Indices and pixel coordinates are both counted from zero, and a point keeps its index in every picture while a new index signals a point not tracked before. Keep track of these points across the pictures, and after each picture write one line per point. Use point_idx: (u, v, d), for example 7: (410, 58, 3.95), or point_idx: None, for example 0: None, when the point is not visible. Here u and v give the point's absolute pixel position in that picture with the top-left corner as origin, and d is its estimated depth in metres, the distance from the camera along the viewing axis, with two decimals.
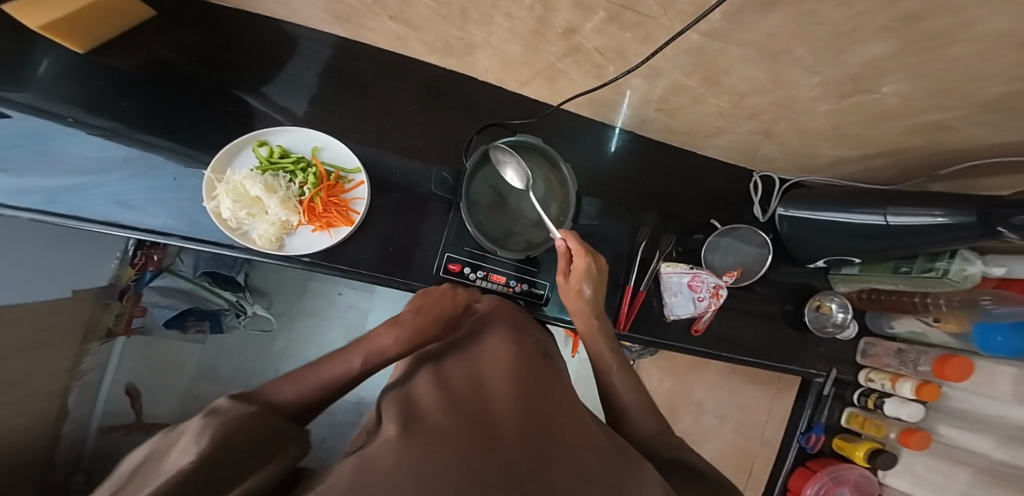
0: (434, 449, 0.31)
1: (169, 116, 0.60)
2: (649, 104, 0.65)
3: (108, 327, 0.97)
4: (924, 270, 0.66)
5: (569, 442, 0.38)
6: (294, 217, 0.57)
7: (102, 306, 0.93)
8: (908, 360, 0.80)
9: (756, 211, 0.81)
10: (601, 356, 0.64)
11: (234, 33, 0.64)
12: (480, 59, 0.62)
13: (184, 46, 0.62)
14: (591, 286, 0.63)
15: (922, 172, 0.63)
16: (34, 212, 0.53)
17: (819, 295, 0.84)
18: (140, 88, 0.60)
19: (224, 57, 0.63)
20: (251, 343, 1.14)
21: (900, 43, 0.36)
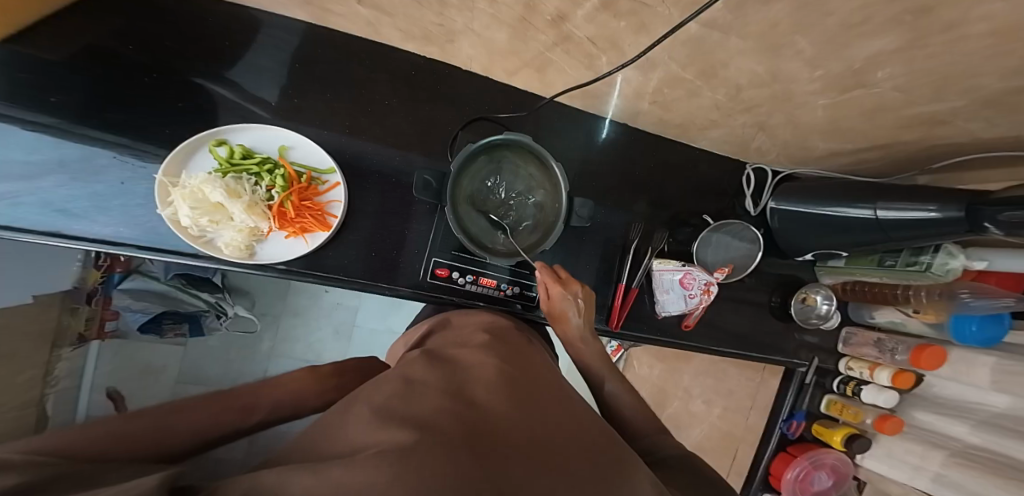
0: (419, 458, 0.29)
1: (110, 114, 0.53)
2: (642, 97, 0.61)
3: (78, 331, 0.89)
4: (908, 263, 0.66)
5: (556, 453, 0.36)
6: (263, 223, 0.53)
7: (69, 310, 0.86)
8: (886, 349, 0.82)
9: (747, 205, 0.80)
10: (596, 377, 0.62)
11: (181, 16, 0.56)
12: (463, 47, 0.57)
13: (124, 31, 0.54)
14: (572, 314, 0.62)
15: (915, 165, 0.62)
16: None
17: (805, 287, 0.85)
18: (71, 80, 0.52)
19: (172, 44, 0.56)
20: (238, 344, 1.05)
21: (908, 38, 0.33)
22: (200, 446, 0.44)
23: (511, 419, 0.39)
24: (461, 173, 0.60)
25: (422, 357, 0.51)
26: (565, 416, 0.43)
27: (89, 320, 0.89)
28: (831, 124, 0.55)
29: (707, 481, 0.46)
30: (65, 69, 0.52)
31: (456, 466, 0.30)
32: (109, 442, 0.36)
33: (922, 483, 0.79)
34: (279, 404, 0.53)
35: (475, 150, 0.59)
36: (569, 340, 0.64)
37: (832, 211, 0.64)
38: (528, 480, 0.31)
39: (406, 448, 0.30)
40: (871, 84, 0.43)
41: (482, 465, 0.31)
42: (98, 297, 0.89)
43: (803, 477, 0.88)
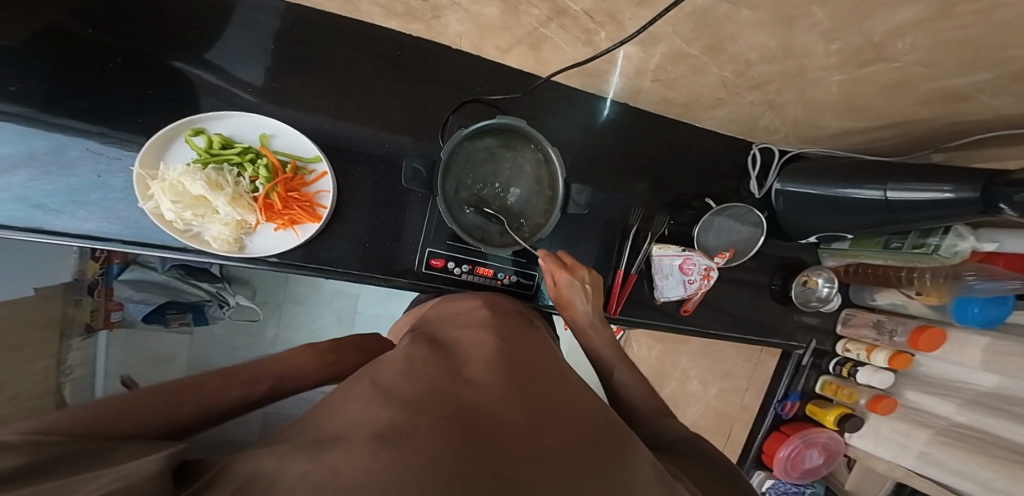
0: (411, 435, 0.29)
1: (75, 101, 0.50)
2: (644, 74, 0.57)
3: (85, 321, 0.89)
4: (914, 246, 0.64)
5: (551, 421, 0.37)
6: (249, 216, 0.51)
7: (72, 301, 0.87)
8: (885, 330, 0.82)
9: (752, 187, 0.77)
10: (605, 366, 0.62)
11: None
12: (450, 24, 0.53)
13: (84, 9, 0.50)
14: (579, 301, 0.61)
15: (929, 144, 0.59)
16: None
17: (806, 270, 0.84)
18: (27, 66, 0.49)
19: (137, 24, 0.52)
20: (243, 332, 1.05)
21: (938, 7, 0.30)
22: (209, 421, 0.41)
23: (507, 394, 0.38)
24: (454, 159, 0.58)
25: (420, 337, 0.50)
26: (562, 395, 0.43)
27: (93, 311, 0.90)
28: (843, 103, 0.52)
29: (708, 458, 0.46)
30: (24, 53, 0.49)
31: (449, 444, 0.29)
32: (118, 416, 0.34)
33: (907, 461, 0.81)
34: (282, 377, 0.49)
35: (467, 134, 0.57)
36: (580, 329, 0.64)
37: (839, 192, 0.61)
38: (523, 455, 0.31)
39: (399, 431, 0.30)
40: (890, 57, 0.39)
41: (476, 442, 0.30)
42: (100, 288, 0.90)
43: (795, 455, 0.93)
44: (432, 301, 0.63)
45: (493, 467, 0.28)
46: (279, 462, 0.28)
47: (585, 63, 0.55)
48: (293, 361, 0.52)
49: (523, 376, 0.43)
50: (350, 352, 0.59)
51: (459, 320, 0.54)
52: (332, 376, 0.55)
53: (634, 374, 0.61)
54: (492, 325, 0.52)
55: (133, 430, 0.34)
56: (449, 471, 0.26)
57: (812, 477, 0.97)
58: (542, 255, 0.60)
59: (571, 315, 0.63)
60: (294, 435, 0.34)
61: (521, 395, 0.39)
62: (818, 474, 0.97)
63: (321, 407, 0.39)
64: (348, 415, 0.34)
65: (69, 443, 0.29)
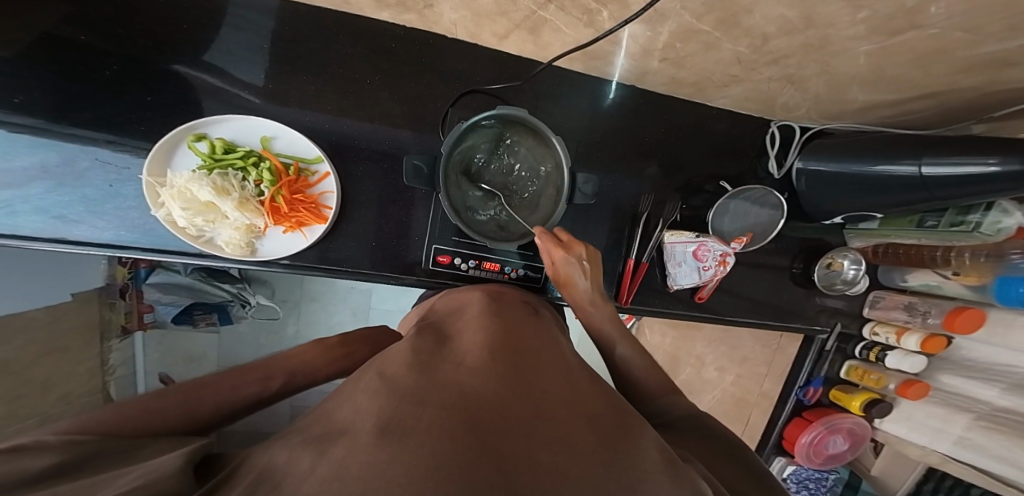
0: (418, 429, 0.29)
1: (71, 111, 0.51)
2: (651, 54, 0.53)
3: (121, 323, 0.95)
4: (952, 224, 0.59)
5: (559, 413, 0.37)
6: (258, 220, 0.52)
7: (108, 305, 0.93)
8: (918, 313, 0.77)
9: (770, 167, 0.73)
10: (606, 342, 0.60)
11: None
12: (444, 12, 0.51)
13: (80, 18, 0.51)
14: (578, 278, 0.59)
15: (970, 115, 0.54)
16: None
17: (832, 252, 0.80)
18: (20, 77, 0.49)
19: (128, 29, 0.52)
20: (267, 330, 1.09)
21: None
22: (228, 417, 0.42)
23: (510, 384, 0.38)
24: (461, 147, 0.57)
25: (423, 329, 0.50)
26: (567, 385, 0.42)
27: (128, 313, 0.95)
28: (872, 75, 0.48)
29: (722, 440, 0.44)
30: (19, 64, 0.49)
31: (453, 436, 0.29)
32: (144, 416, 0.36)
33: (942, 447, 0.78)
34: (294, 373, 0.50)
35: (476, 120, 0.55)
36: (579, 306, 0.62)
37: (867, 168, 0.57)
38: (530, 447, 0.31)
39: (405, 425, 0.30)
40: (926, 23, 0.36)
41: (481, 435, 0.30)
42: (131, 292, 0.94)
43: (818, 441, 0.91)
44: (434, 294, 0.63)
45: (499, 460, 0.28)
46: (292, 458, 0.29)
47: (587, 46, 0.52)
48: (305, 356, 0.53)
49: (531, 368, 0.43)
50: (359, 347, 0.59)
51: (463, 311, 0.54)
52: (342, 370, 0.56)
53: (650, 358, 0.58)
54: (499, 318, 0.51)
55: (160, 428, 0.35)
56: (452, 465, 0.26)
57: (837, 462, 0.95)
58: (537, 234, 0.58)
59: (570, 292, 0.61)
60: (308, 428, 0.35)
61: (528, 387, 0.39)
62: (843, 460, 0.95)
63: (337, 395, 0.40)
64: (353, 410, 0.34)
65: (96, 441, 0.30)
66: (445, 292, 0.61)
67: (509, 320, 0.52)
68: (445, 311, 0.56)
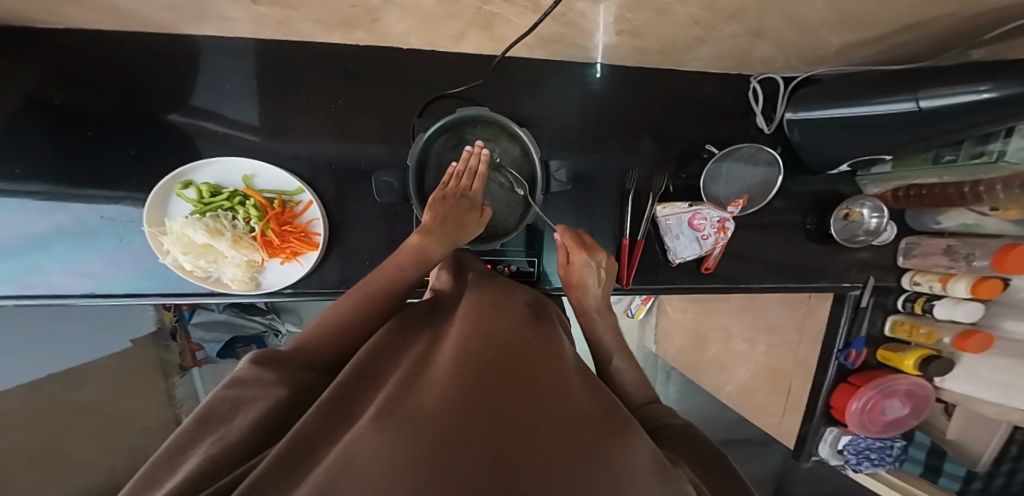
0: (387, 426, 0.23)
1: (76, 171, 0.56)
2: (607, 28, 0.51)
3: (178, 362, 1.03)
4: (971, 157, 0.53)
5: (550, 394, 0.31)
6: (255, 255, 0.55)
7: (162, 347, 1.01)
8: (961, 256, 0.71)
9: (760, 124, 0.69)
10: (604, 354, 0.54)
11: (104, 53, 0.55)
12: (390, 24, 0.50)
13: (69, 83, 0.55)
14: (592, 283, 0.57)
15: (963, 41, 0.49)
16: (19, 298, 0.56)
17: (848, 201, 0.75)
18: (32, 147, 0.55)
19: (108, 90, 0.56)
20: None
21: None
22: None
23: (486, 352, 0.35)
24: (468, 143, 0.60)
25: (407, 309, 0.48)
26: (549, 357, 0.38)
27: (181, 352, 1.03)
28: (841, 17, 0.42)
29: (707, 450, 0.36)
30: (24, 135, 0.55)
31: (434, 432, 0.22)
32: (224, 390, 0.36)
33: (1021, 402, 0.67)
34: None
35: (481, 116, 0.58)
36: (583, 313, 0.58)
37: (866, 106, 0.52)
38: (496, 403, 0.27)
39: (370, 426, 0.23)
40: None
41: (470, 426, 0.24)
42: (179, 333, 1.02)
43: (871, 407, 0.83)
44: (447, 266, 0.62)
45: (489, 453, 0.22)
46: None
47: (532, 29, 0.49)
48: None
49: (517, 350, 0.37)
50: None
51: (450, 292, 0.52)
52: None
53: (633, 360, 0.53)
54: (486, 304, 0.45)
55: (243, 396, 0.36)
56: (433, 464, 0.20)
57: (900, 428, 0.87)
58: (560, 232, 0.60)
59: (576, 295, 0.59)
60: None
61: (516, 370, 0.33)
62: (907, 424, 0.86)
63: None
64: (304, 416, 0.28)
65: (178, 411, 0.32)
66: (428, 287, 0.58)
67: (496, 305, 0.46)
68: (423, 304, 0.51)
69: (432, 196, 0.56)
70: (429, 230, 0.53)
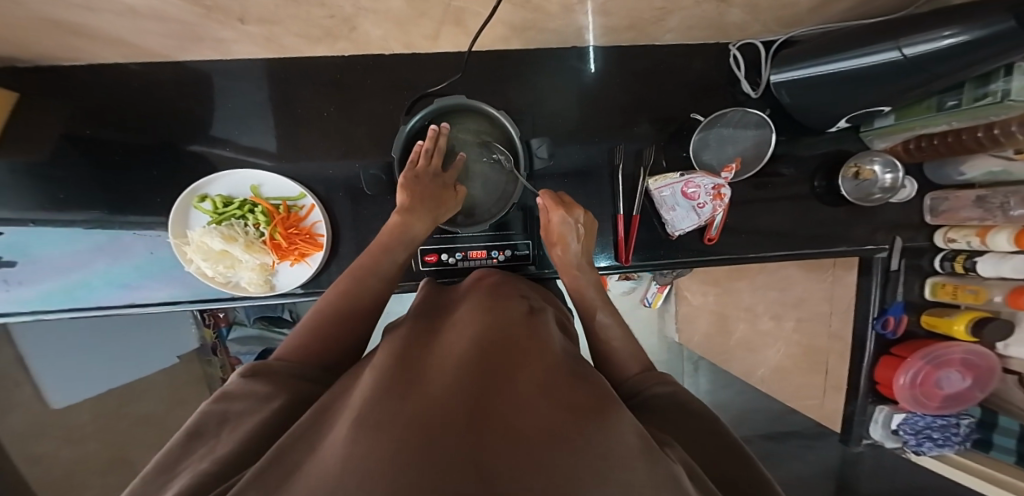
0: (368, 414, 0.25)
1: (112, 196, 0.64)
2: (572, 12, 0.52)
3: (220, 376, 1.10)
4: (975, 100, 0.49)
5: (532, 375, 0.32)
6: (266, 258, 0.60)
7: (205, 361, 1.08)
8: (995, 206, 0.64)
9: (746, 90, 0.68)
10: (588, 307, 0.56)
11: (125, 88, 0.62)
12: (369, 30, 0.53)
13: (97, 120, 0.62)
14: (572, 240, 0.59)
15: None
16: (70, 311, 0.63)
17: (855, 159, 0.70)
18: (74, 177, 0.63)
19: (131, 121, 0.63)
20: None
21: None
22: None
23: (485, 354, 0.35)
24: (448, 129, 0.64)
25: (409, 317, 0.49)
26: (542, 346, 0.39)
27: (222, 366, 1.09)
28: None
29: (699, 414, 0.37)
30: (63, 167, 0.62)
31: (410, 415, 0.24)
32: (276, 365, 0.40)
33: None
34: None
35: (466, 104, 0.63)
36: (564, 269, 0.61)
37: (839, 63, 0.50)
38: (495, 403, 0.27)
39: (355, 417, 0.25)
40: None
41: (447, 406, 0.25)
42: (219, 348, 1.08)
43: (921, 379, 0.74)
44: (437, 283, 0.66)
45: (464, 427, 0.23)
46: None
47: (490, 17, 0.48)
48: None
49: (502, 343, 0.38)
50: None
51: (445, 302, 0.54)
52: None
53: (617, 314, 0.54)
54: (476, 311, 0.47)
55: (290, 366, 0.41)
56: (410, 441, 0.21)
57: (963, 405, 0.76)
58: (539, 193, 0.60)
59: (558, 255, 0.61)
60: None
61: (500, 359, 0.34)
62: (970, 400, 0.75)
63: None
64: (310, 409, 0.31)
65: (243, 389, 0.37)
66: (429, 287, 0.61)
67: (487, 308, 0.48)
68: (424, 306, 0.53)
69: (404, 178, 0.59)
70: (410, 209, 0.58)
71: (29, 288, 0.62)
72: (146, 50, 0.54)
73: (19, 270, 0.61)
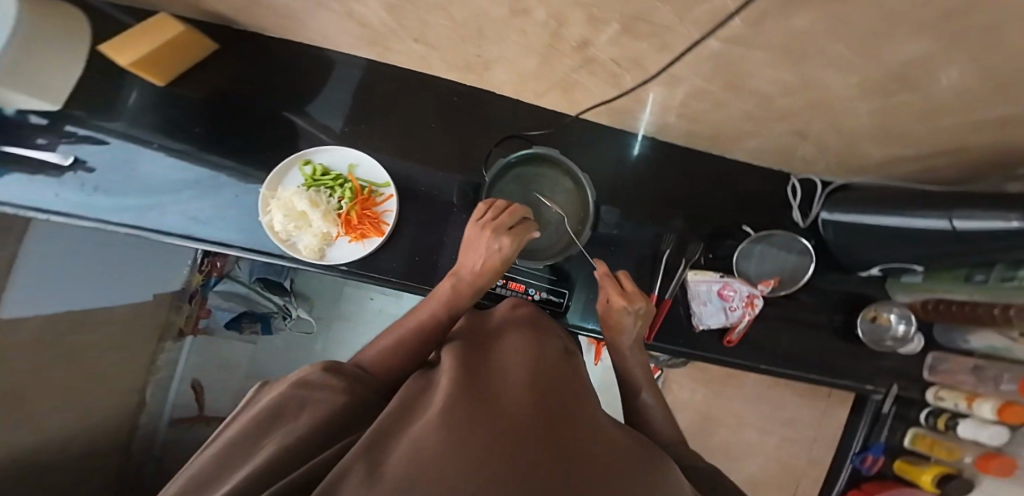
0: (460, 422, 0.27)
1: (218, 139, 0.69)
2: (671, 110, 0.59)
3: (179, 326, 1.14)
4: (1003, 278, 0.57)
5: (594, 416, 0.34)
6: (333, 229, 0.62)
7: (174, 306, 1.12)
8: (988, 378, 0.70)
9: (795, 217, 0.75)
10: (632, 385, 0.57)
11: (269, 53, 0.70)
12: (499, 75, 0.63)
13: (232, 73, 0.69)
14: (627, 328, 0.57)
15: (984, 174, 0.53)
16: (130, 227, 0.66)
17: (875, 304, 0.77)
18: (192, 112, 0.68)
19: (257, 79, 0.70)
20: (299, 345, 1.20)
21: (941, 51, 0.27)
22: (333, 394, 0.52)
23: (548, 380, 0.38)
24: (536, 172, 0.70)
25: (459, 335, 0.51)
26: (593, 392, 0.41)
27: (187, 316, 1.14)
28: (885, 133, 0.46)
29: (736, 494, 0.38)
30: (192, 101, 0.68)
31: (502, 432, 0.26)
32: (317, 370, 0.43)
33: None
34: None
35: (551, 157, 0.69)
36: (614, 346, 0.60)
37: (898, 216, 0.56)
38: (579, 428, 0.30)
39: (449, 422, 0.28)
40: (921, 92, 0.35)
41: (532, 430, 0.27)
42: (196, 297, 1.13)
43: None
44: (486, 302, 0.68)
45: (552, 452, 0.26)
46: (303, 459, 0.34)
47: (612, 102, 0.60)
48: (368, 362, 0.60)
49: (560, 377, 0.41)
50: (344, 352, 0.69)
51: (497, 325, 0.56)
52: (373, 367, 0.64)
53: (660, 397, 0.55)
54: (529, 339, 0.49)
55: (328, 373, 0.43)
56: (509, 460, 0.23)
57: None
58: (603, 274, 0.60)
59: (610, 330, 0.60)
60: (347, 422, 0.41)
61: (563, 391, 0.37)
62: None
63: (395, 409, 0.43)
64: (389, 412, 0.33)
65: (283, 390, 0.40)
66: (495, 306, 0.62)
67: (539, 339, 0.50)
68: (478, 326, 0.55)
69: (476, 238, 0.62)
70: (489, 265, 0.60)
71: (112, 197, 0.67)
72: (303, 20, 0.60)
73: (110, 182, 0.66)
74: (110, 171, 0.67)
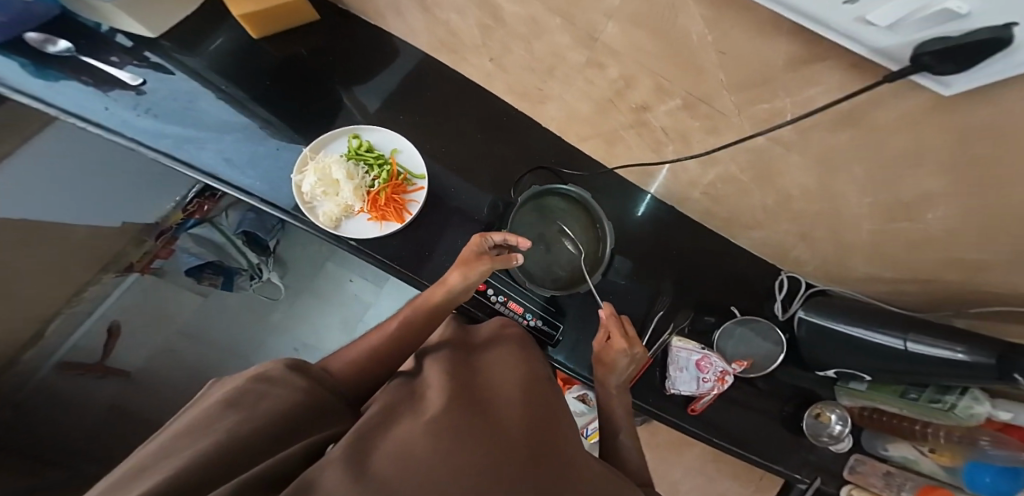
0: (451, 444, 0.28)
1: (277, 96, 0.73)
2: (695, 187, 0.66)
3: (131, 260, 1.15)
4: (931, 400, 0.65)
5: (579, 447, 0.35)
6: (358, 203, 0.65)
7: (138, 240, 1.14)
8: (895, 485, 0.76)
9: (777, 309, 0.77)
10: (612, 429, 0.58)
11: (354, 37, 0.77)
12: (551, 109, 0.68)
13: (314, 47, 0.76)
14: (619, 372, 0.59)
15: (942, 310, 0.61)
16: (160, 152, 0.68)
17: (821, 403, 0.83)
18: (259, 67, 0.75)
19: (331, 57, 0.76)
20: (254, 306, 1.26)
21: (959, 180, 0.35)
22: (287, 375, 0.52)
23: (536, 410, 0.38)
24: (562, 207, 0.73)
25: (445, 351, 0.51)
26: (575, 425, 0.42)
27: (144, 253, 1.16)
28: (875, 250, 0.55)
29: None
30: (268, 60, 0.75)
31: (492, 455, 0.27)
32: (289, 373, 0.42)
33: None
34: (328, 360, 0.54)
35: (580, 198, 0.73)
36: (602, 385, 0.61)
37: (861, 329, 0.63)
38: (565, 471, 0.30)
39: (438, 444, 0.28)
40: (915, 216, 0.44)
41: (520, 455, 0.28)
42: (165, 235, 1.16)
43: None
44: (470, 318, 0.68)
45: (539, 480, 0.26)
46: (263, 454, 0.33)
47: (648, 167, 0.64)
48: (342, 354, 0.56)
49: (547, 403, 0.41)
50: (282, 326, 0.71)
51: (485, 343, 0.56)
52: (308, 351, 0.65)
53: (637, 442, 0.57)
54: (519, 358, 0.50)
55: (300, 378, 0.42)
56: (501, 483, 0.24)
57: None
58: (609, 314, 0.62)
59: (602, 370, 0.61)
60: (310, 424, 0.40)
61: (550, 420, 0.37)
62: None
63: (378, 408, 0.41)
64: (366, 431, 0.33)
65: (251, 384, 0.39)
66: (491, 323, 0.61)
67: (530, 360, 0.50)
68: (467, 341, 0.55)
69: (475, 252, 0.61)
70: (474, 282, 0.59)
71: (159, 122, 0.71)
72: (407, 10, 0.66)
73: (163, 109, 0.72)
74: (171, 102, 0.72)
